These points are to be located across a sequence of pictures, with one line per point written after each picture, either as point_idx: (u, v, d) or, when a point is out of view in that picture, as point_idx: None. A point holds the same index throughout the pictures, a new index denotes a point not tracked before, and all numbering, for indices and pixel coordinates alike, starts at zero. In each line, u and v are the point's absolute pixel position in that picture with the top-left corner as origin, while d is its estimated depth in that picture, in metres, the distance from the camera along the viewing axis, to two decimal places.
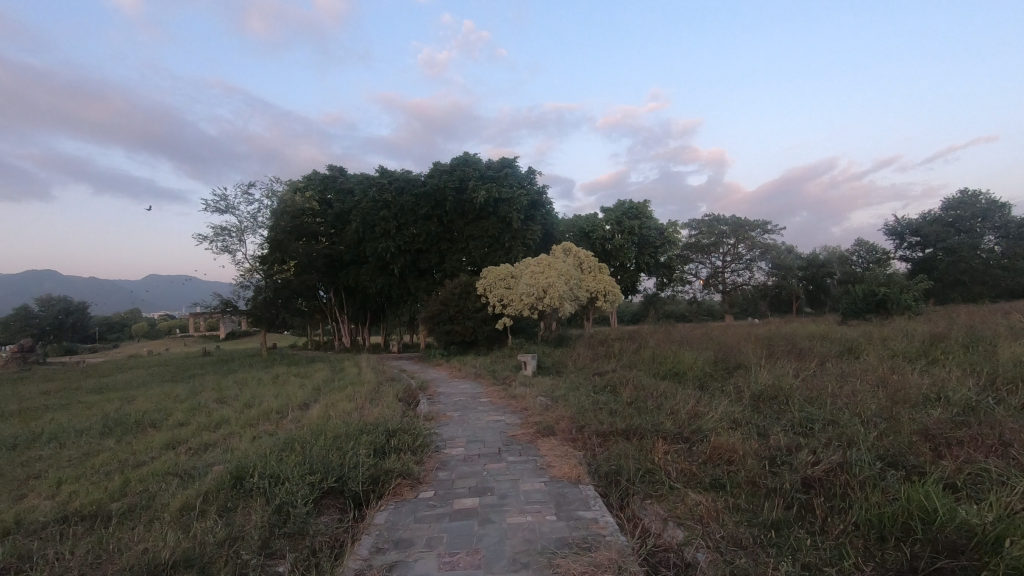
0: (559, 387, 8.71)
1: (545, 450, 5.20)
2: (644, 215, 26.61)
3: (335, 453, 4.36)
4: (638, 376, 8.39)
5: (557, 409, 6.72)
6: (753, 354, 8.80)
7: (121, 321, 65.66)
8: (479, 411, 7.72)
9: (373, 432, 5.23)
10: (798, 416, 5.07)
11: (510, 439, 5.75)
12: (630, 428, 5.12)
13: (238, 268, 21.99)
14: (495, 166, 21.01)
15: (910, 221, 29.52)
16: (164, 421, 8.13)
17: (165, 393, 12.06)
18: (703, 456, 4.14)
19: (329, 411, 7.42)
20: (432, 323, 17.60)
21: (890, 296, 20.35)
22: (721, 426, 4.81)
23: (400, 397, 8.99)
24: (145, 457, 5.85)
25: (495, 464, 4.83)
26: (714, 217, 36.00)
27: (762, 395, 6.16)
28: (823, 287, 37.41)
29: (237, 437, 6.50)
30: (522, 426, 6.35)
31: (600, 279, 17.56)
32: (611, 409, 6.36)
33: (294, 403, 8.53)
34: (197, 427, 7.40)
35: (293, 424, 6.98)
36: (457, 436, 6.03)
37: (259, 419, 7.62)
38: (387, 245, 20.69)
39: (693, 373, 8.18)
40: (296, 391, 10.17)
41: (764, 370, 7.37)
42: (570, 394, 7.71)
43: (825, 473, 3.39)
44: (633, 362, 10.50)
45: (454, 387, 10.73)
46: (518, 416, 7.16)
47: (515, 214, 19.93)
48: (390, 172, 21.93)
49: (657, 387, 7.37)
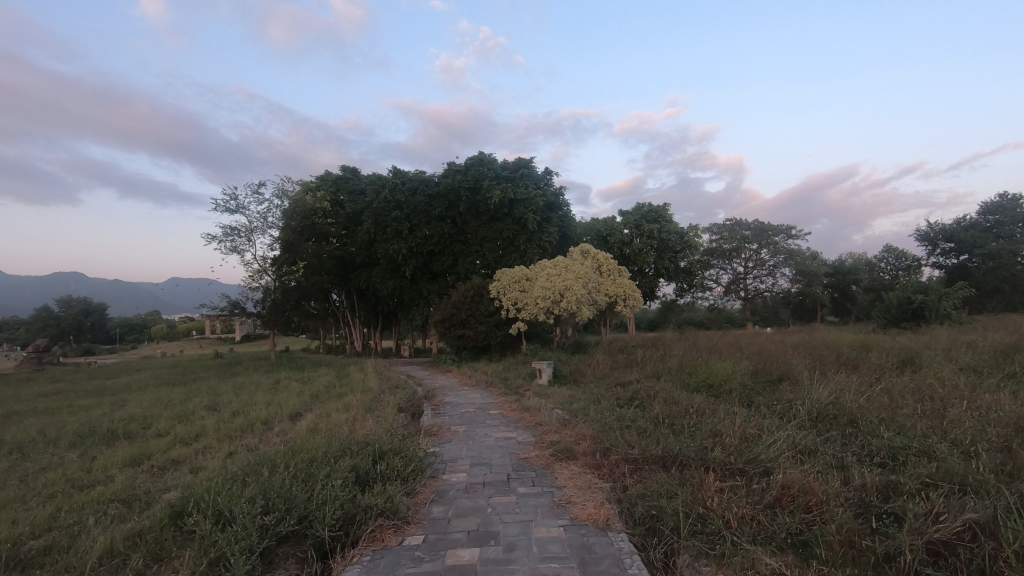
0: (577, 399, 7.78)
1: (563, 478, 4.30)
2: (665, 218, 25.60)
3: (302, 484, 3.51)
4: (667, 388, 7.46)
5: (576, 427, 5.83)
6: (798, 366, 7.82)
7: (142, 322, 66.32)
8: (488, 425, 6.85)
9: (358, 454, 4.38)
10: (876, 443, 4.14)
11: (521, 464, 4.84)
12: (667, 451, 4.24)
13: (247, 268, 21.38)
14: (510, 166, 20.21)
15: (944, 226, 28.12)
16: (141, 430, 7.38)
17: (159, 398, 11.35)
18: (769, 496, 3.23)
19: (320, 424, 6.59)
20: (443, 327, 16.74)
21: (929, 304, 19.05)
22: (785, 455, 3.89)
23: (401, 408, 8.16)
24: (99, 477, 5.05)
25: (502, 499, 3.91)
26: (736, 221, 34.80)
27: (821, 415, 5.20)
28: (850, 295, 35.92)
29: (210, 454, 5.67)
30: (536, 446, 5.45)
31: (619, 283, 16.64)
32: (641, 428, 5.43)
33: (286, 413, 7.73)
34: (173, 438, 6.63)
35: (277, 441, 6.14)
36: (461, 458, 5.15)
37: (242, 431, 6.80)
38: (399, 246, 19.92)
39: (730, 386, 7.22)
40: (292, 398, 9.40)
41: (817, 384, 6.38)
42: (589, 407, 6.80)
43: (954, 536, 2.46)
44: (659, 372, 9.57)
45: (462, 397, 9.86)
46: (532, 433, 6.25)
47: (531, 215, 19.09)
48: (403, 174, 21.26)
49: (690, 402, 6.42)
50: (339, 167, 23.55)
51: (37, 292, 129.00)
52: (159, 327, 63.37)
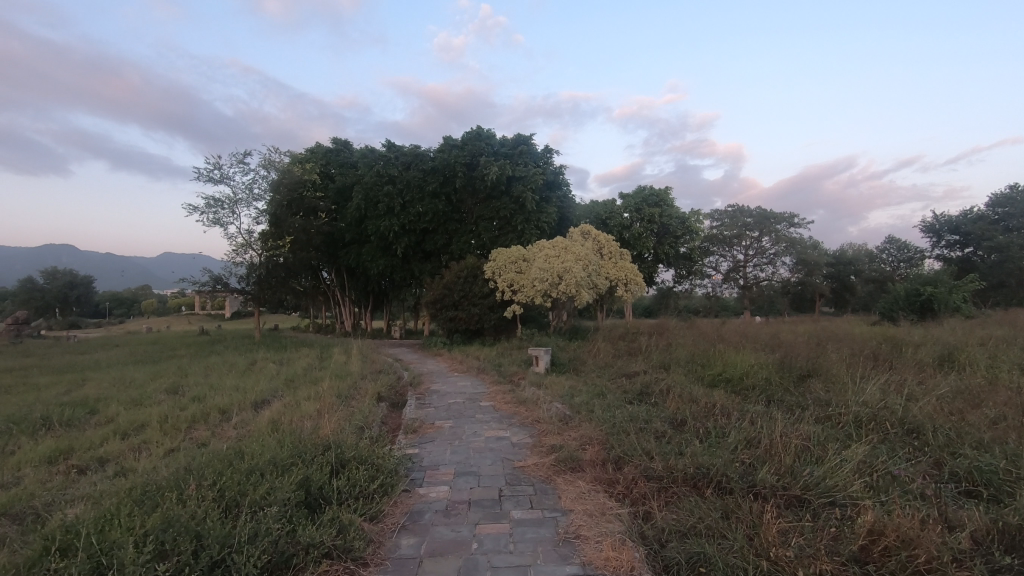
0: (579, 391, 6.93)
1: (570, 497, 3.46)
2: (667, 202, 24.67)
3: (225, 514, 2.63)
4: (680, 382, 6.64)
5: (580, 429, 4.99)
6: (826, 361, 7.01)
7: (133, 297, 65.10)
8: (478, 420, 6.02)
9: (314, 462, 3.51)
10: (960, 465, 3.30)
11: (515, 476, 3.95)
12: (701, 469, 3.38)
13: (231, 242, 20.31)
14: (509, 142, 19.14)
15: (950, 218, 27.34)
16: (82, 418, 6.47)
17: (121, 379, 10.41)
18: (854, 547, 2.38)
19: (283, 417, 5.68)
20: (435, 308, 15.81)
21: (938, 296, 18.23)
22: (856, 482, 3.03)
23: (382, 398, 7.32)
24: (2, 479, 4.16)
25: (492, 528, 3.04)
26: (738, 208, 33.91)
27: (875, 421, 4.36)
28: (849, 286, 35.24)
29: (146, 451, 4.78)
30: (533, 451, 4.59)
31: (621, 266, 15.75)
32: (658, 433, 4.58)
33: (250, 401, 6.84)
34: (112, 428, 5.72)
35: (230, 437, 5.24)
36: (443, 465, 4.27)
37: (194, 422, 5.91)
38: (390, 223, 18.96)
39: (752, 382, 6.37)
40: (263, 382, 8.52)
41: (856, 383, 5.53)
42: (594, 403, 5.97)
43: None
44: (667, 362, 8.75)
45: (451, 384, 9.04)
46: (528, 432, 5.40)
47: (529, 194, 18.08)
48: (397, 147, 20.16)
49: (711, 400, 5.60)
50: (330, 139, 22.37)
51: (27, 263, 127.21)
52: (149, 302, 62.11)
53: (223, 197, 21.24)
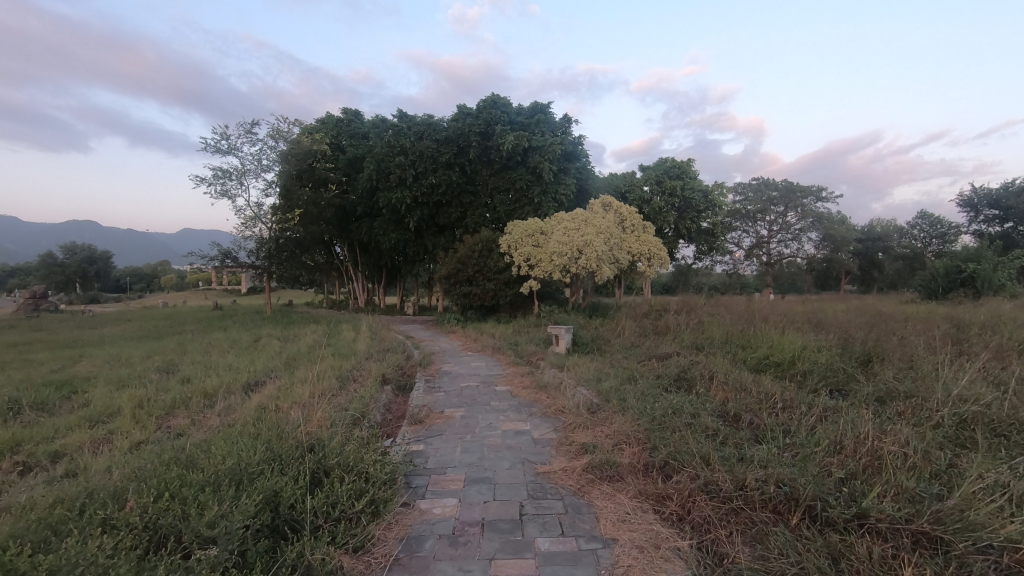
0: (606, 376, 6.17)
1: (612, 521, 2.69)
2: (690, 174, 23.46)
3: (141, 561, 1.90)
4: (724, 367, 5.83)
5: (615, 423, 4.22)
6: (889, 343, 6.12)
7: (152, 271, 65.61)
8: (494, 409, 5.29)
9: (288, 470, 2.79)
10: None
11: (539, 486, 3.20)
12: (785, 488, 2.59)
13: (239, 215, 19.68)
14: (526, 111, 18.09)
15: (989, 191, 25.70)
16: (57, 401, 5.88)
17: (117, 356, 9.87)
18: None
19: (272, 403, 5.00)
20: (448, 284, 15.04)
21: (981, 273, 16.90)
22: (1009, 517, 2.22)
23: (387, 380, 6.62)
24: None
25: (512, 567, 2.30)
26: (763, 181, 32.43)
27: (985, 422, 3.51)
28: (877, 263, 33.71)
29: (111, 444, 4.14)
30: (559, 450, 3.84)
31: (645, 240, 14.82)
32: (711, 432, 3.79)
33: (241, 384, 6.19)
34: (82, 413, 5.11)
35: (211, 427, 4.58)
36: (452, 468, 3.53)
37: (176, 407, 5.28)
38: (402, 195, 18.14)
39: (808, 367, 5.52)
40: (261, 361, 7.91)
41: (941, 371, 4.66)
42: (626, 390, 5.20)
43: None
44: (700, 343, 7.93)
45: (464, 365, 8.33)
46: (552, 425, 4.66)
47: (547, 164, 17.10)
48: (409, 117, 19.19)
49: (766, 389, 4.78)
50: (341, 109, 21.46)
51: (51, 239, 129.26)
52: (168, 277, 62.48)
53: (231, 168, 20.55)
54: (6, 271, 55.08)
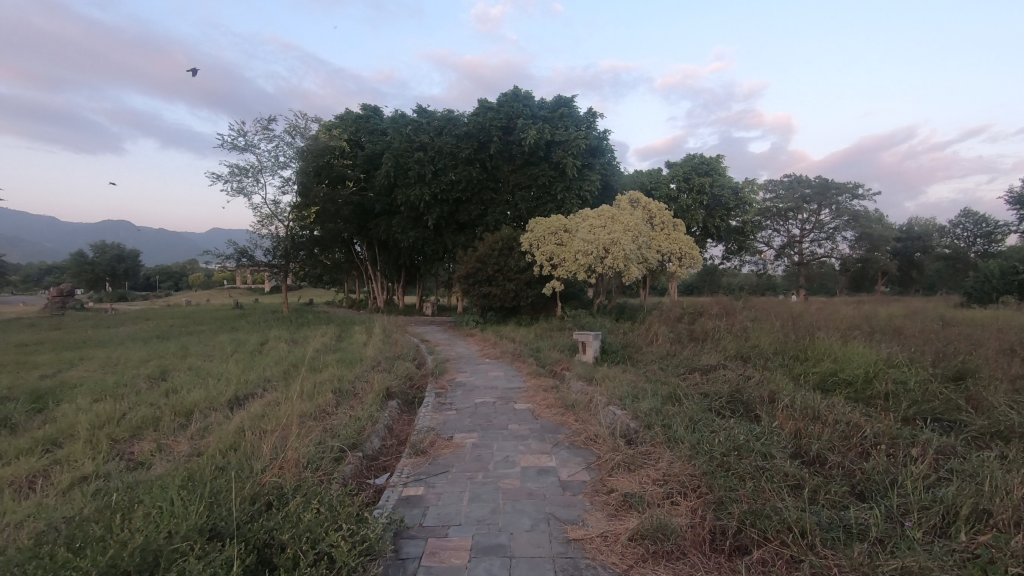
0: (644, 393, 5.29)
1: None
2: (720, 170, 22.25)
3: None
4: (785, 386, 4.90)
5: (664, 463, 3.36)
6: (982, 359, 5.09)
7: (179, 269, 66.37)
8: (513, 435, 4.45)
9: (227, 546, 2.03)
10: None
11: (572, 563, 2.38)
12: None
13: (256, 212, 19.19)
14: (549, 104, 17.21)
15: None
16: (27, 416, 5.26)
17: (115, 360, 9.27)
18: None
19: (253, 425, 4.25)
20: (467, 283, 14.23)
21: None
22: None
23: (393, 394, 5.85)
24: None
25: None
26: (795, 178, 30.89)
27: None
28: (916, 264, 31.83)
29: (50, 479, 3.44)
30: (595, 503, 3.00)
31: (675, 238, 13.83)
32: (796, 482, 2.91)
33: (227, 398, 5.47)
34: (41, 434, 4.43)
35: (177, 455, 3.85)
36: (456, 528, 2.73)
37: (149, 427, 4.59)
38: (420, 192, 17.37)
39: (891, 390, 4.56)
40: (259, 369, 7.23)
41: None
42: (671, 414, 4.33)
43: None
44: (747, 354, 6.97)
45: (480, 374, 7.52)
46: (584, 459, 3.82)
47: (571, 159, 16.22)
48: (429, 112, 18.49)
49: (848, 418, 3.85)
50: (360, 105, 20.86)
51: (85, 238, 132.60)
52: (195, 274, 63.12)
53: (248, 165, 20.09)
54: (39, 270, 56.06)
